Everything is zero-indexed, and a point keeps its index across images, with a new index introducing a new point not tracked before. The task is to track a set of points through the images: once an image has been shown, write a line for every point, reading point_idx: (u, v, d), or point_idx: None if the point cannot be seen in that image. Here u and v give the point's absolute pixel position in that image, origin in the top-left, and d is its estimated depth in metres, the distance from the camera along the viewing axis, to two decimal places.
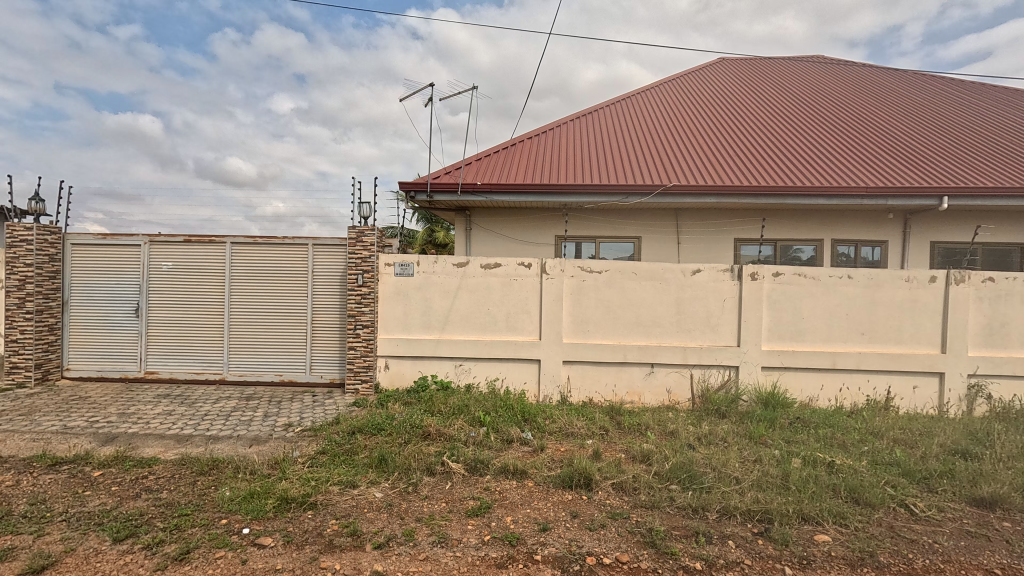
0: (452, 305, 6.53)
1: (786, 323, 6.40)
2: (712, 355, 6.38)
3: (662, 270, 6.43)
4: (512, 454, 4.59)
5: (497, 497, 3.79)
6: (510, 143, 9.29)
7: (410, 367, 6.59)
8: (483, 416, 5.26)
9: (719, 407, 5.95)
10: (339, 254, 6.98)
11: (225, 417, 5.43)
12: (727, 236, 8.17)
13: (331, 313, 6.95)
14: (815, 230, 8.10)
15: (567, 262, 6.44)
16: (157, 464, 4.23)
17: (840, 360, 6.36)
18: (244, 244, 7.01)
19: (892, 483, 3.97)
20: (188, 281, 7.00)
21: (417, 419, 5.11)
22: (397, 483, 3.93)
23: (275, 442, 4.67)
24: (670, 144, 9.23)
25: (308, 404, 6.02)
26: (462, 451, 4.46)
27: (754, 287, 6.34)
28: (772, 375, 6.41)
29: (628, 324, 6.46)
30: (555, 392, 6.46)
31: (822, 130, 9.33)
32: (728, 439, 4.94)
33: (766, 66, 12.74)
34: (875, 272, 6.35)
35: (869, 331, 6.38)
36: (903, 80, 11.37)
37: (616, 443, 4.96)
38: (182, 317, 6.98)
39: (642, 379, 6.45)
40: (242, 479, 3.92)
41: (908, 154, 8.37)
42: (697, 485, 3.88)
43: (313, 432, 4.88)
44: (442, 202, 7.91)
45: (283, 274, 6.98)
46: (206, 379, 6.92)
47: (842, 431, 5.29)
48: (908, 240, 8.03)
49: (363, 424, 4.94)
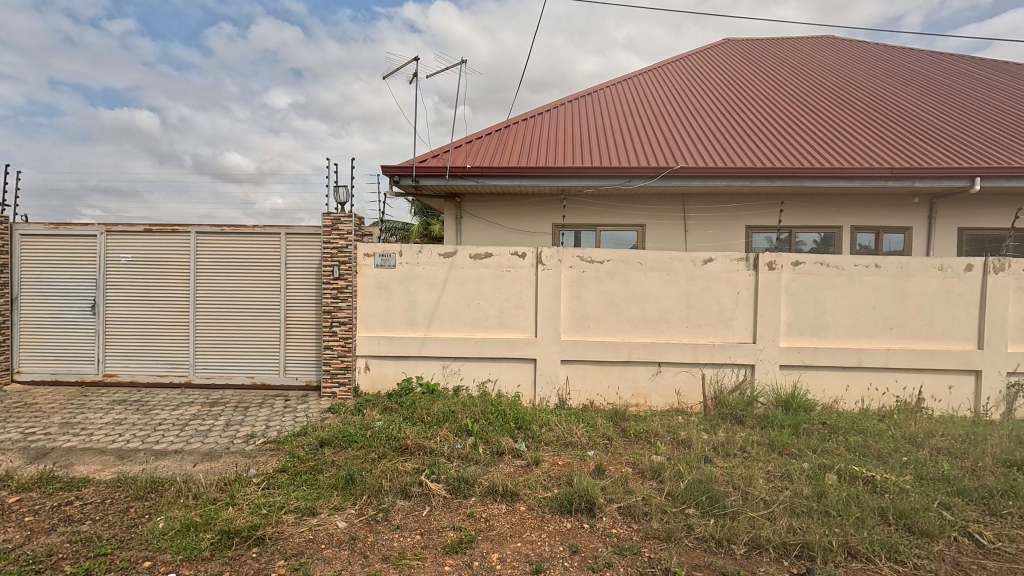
0: (440, 299, 5.92)
1: (807, 318, 5.80)
2: (725, 354, 5.79)
3: (670, 260, 5.82)
4: (502, 470, 3.98)
5: (483, 527, 3.19)
6: (504, 125, 8.64)
7: (392, 368, 5.99)
8: (470, 424, 4.65)
9: (735, 411, 5.34)
10: (314, 244, 6.36)
11: (181, 427, 4.82)
12: (738, 224, 7.55)
13: (306, 309, 6.33)
14: (833, 217, 7.50)
15: (565, 252, 5.82)
16: (87, 486, 3.62)
17: (866, 357, 5.76)
18: (210, 235, 6.37)
19: (946, 504, 3.39)
20: (148, 275, 6.37)
21: (395, 429, 4.50)
22: (364, 511, 3.33)
23: (229, 458, 4.06)
24: (676, 126, 8.58)
25: (278, 411, 5.42)
26: (444, 467, 3.86)
27: (772, 278, 5.74)
28: (792, 375, 5.82)
29: (633, 320, 5.86)
30: (553, 394, 5.87)
31: (838, 109, 8.70)
32: (748, 450, 4.36)
33: (774, 45, 12.07)
34: (906, 260, 5.74)
35: (898, 325, 5.78)
36: (920, 58, 10.72)
37: (621, 456, 4.37)
38: (142, 314, 6.36)
39: (649, 379, 5.86)
40: (181, 506, 3.32)
41: (933, 134, 7.77)
42: (720, 510, 3.29)
43: (276, 445, 4.26)
44: (430, 187, 7.27)
45: (253, 267, 6.36)
46: (170, 382, 6.31)
47: (874, 438, 4.71)
48: (935, 226, 7.42)
49: (333, 435, 4.32)
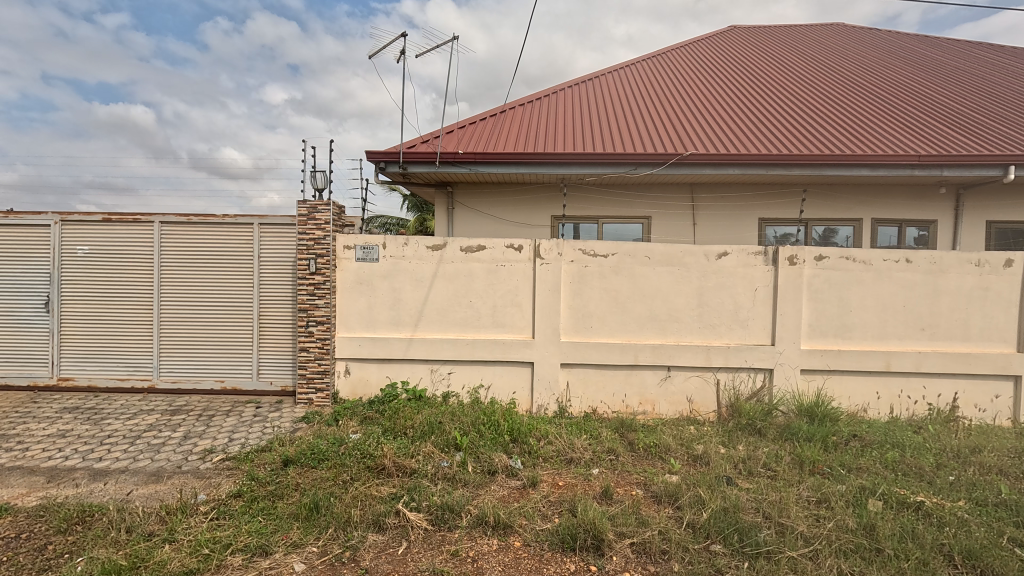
0: (427, 297, 5.38)
1: (830, 318, 5.28)
2: (741, 357, 5.27)
3: (682, 254, 5.29)
4: (493, 494, 3.45)
5: (469, 570, 2.65)
6: (499, 110, 8.08)
7: (376, 373, 5.45)
8: (459, 438, 4.11)
9: (754, 421, 4.80)
10: (290, 236, 5.80)
11: (132, 440, 4.25)
12: (751, 216, 7.02)
13: (282, 307, 5.78)
14: (852, 209, 6.98)
15: (565, 244, 5.28)
16: (4, 517, 3.06)
17: (895, 361, 5.25)
18: (175, 225, 5.80)
19: (1018, 540, 2.88)
20: (107, 269, 5.79)
21: (372, 444, 3.96)
22: (328, 549, 2.78)
23: (177, 480, 3.50)
24: (683, 112, 8.05)
25: (245, 420, 4.85)
26: (426, 492, 3.32)
27: (793, 274, 5.21)
28: (814, 381, 5.31)
29: (639, 320, 5.33)
30: (552, 402, 5.33)
31: (856, 96, 8.19)
32: (774, 468, 3.85)
33: (784, 32, 11.55)
34: (939, 254, 5.22)
35: (930, 326, 5.27)
36: (937, 46, 10.21)
37: (630, 474, 3.83)
38: (101, 312, 5.78)
39: (657, 385, 5.33)
40: (108, 544, 2.77)
41: (958, 121, 7.27)
42: (752, 548, 2.76)
43: (234, 464, 3.70)
44: (419, 175, 6.71)
45: (222, 260, 5.79)
46: (132, 387, 5.75)
47: (914, 453, 4.20)
48: (961, 218, 6.91)
49: (302, 452, 3.77)
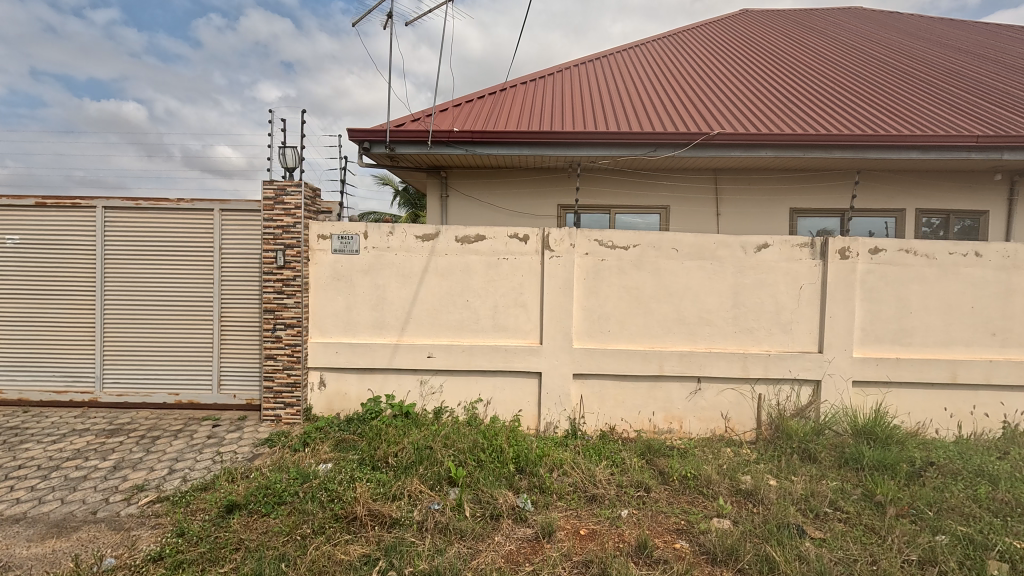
0: (416, 295, 4.57)
1: (888, 321, 4.52)
2: (784, 366, 4.50)
3: (715, 245, 4.51)
4: (498, 550, 2.66)
5: None
6: (499, 88, 7.28)
7: (355, 385, 4.64)
8: (453, 469, 3.32)
9: (806, 445, 4.03)
10: (256, 224, 4.98)
11: (44, 474, 3.41)
12: (782, 206, 6.27)
13: (246, 308, 4.96)
14: (894, 198, 6.24)
15: (578, 234, 4.49)
16: None
17: (963, 372, 4.50)
18: (121, 210, 4.96)
19: None
20: (40, 261, 4.94)
21: (344, 481, 3.16)
22: None
23: (86, 533, 2.69)
24: (702, 92, 7.29)
25: (195, 444, 4.02)
26: (409, 553, 2.52)
27: (845, 270, 4.44)
28: (869, 394, 4.57)
29: (665, 322, 4.55)
30: (563, 419, 4.55)
31: (889, 76, 7.47)
32: (846, 510, 3.10)
33: (801, 15, 10.85)
34: (1014, 246, 4.46)
35: (1002, 330, 4.52)
36: (968, 29, 9.53)
37: (667, 517, 3.06)
38: (32, 312, 4.93)
39: (685, 400, 4.57)
40: None
41: (1007, 101, 6.56)
42: None
43: (164, 509, 2.89)
44: (408, 156, 5.90)
45: (176, 252, 4.95)
46: (71, 401, 4.92)
47: (1009, 486, 3.43)
48: (1016, 208, 6.18)
49: (252, 492, 2.97)
